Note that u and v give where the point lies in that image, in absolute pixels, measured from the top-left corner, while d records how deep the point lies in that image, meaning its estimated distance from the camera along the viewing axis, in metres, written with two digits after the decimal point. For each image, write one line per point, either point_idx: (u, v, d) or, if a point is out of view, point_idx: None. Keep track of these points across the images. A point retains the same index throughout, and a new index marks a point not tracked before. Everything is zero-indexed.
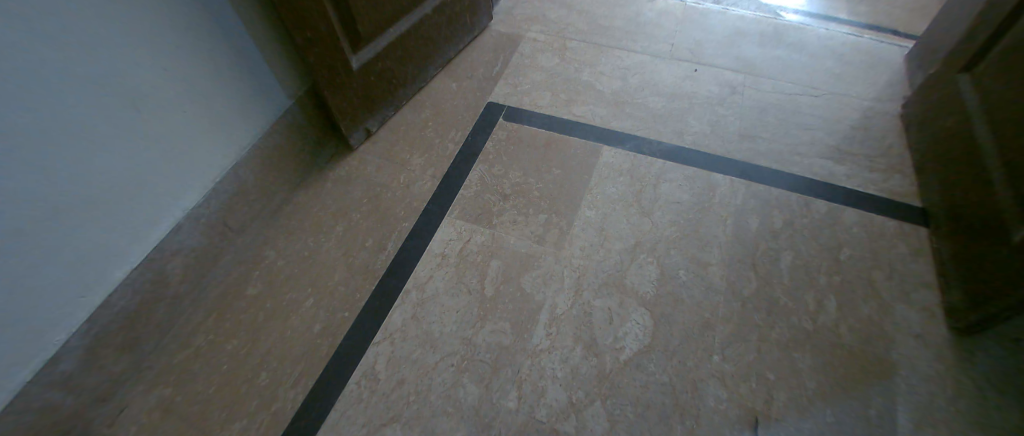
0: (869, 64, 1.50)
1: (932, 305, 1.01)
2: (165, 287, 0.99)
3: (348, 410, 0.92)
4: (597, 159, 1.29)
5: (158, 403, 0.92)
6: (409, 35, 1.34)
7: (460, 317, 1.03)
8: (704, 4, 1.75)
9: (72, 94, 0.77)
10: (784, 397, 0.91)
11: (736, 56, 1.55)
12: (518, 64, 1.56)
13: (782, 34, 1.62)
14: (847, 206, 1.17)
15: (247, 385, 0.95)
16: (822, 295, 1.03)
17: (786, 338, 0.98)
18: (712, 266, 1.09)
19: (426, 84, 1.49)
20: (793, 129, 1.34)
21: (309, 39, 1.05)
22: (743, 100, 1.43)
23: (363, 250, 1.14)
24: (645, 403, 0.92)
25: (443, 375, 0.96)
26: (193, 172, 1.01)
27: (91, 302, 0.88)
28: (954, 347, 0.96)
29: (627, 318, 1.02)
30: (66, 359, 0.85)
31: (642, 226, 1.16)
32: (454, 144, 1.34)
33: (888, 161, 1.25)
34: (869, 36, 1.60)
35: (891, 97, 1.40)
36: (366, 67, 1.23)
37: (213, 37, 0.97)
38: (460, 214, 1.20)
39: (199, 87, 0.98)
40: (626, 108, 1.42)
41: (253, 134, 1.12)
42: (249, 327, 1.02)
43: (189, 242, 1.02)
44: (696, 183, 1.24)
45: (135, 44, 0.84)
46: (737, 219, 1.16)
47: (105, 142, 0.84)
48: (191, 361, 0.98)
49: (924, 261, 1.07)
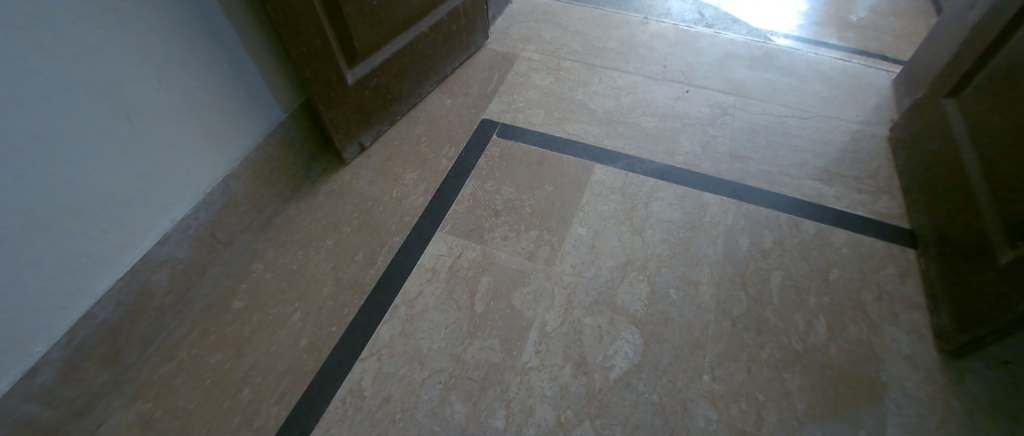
0: (857, 88, 1.53)
1: (921, 327, 1.01)
2: (150, 299, 0.98)
3: (332, 428, 0.90)
4: (590, 177, 1.30)
5: (137, 418, 0.90)
6: (405, 52, 1.35)
7: (449, 333, 1.02)
8: (696, 28, 1.78)
9: (68, 103, 0.78)
10: (774, 418, 0.90)
11: (726, 78, 1.58)
12: (512, 82, 1.58)
13: (772, 58, 1.65)
14: (836, 227, 1.18)
15: (229, 401, 0.93)
16: (812, 315, 1.03)
17: (776, 358, 0.98)
18: (702, 284, 1.09)
19: (421, 100, 1.50)
20: (783, 151, 1.36)
21: (306, 54, 1.06)
22: (733, 121, 1.45)
23: (353, 264, 1.13)
24: (634, 423, 0.91)
25: (430, 392, 0.94)
26: (185, 183, 1.01)
27: (74, 312, 0.87)
28: (945, 370, 0.95)
29: (618, 336, 1.01)
30: (45, 371, 0.83)
31: (633, 244, 1.16)
32: (448, 159, 1.35)
33: (876, 183, 1.27)
34: (856, 60, 1.63)
35: (879, 120, 1.43)
36: (362, 82, 1.24)
37: (209, 49, 0.98)
38: (451, 230, 1.19)
39: (194, 99, 0.99)
40: (618, 127, 1.43)
41: (247, 147, 1.13)
42: (234, 340, 1.00)
43: (177, 253, 1.02)
44: (687, 202, 1.24)
45: (132, 56, 0.86)
46: (728, 238, 1.17)
47: (98, 151, 0.84)
48: (174, 375, 0.96)
49: (912, 283, 1.08)
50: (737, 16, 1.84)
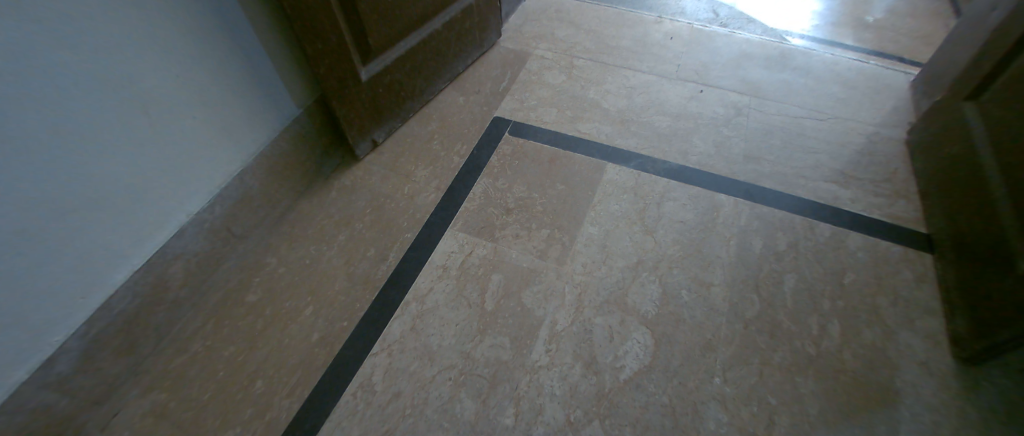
0: (875, 89, 1.51)
1: (937, 333, 0.99)
2: (165, 291, 1.00)
3: (342, 422, 0.91)
4: (602, 176, 1.30)
5: (152, 409, 0.92)
6: (419, 49, 1.36)
7: (459, 330, 1.02)
8: (711, 27, 1.76)
9: (86, 98, 0.80)
10: (785, 422, 0.90)
11: (741, 78, 1.57)
12: (525, 80, 1.57)
13: (788, 58, 1.63)
14: (851, 230, 1.16)
15: (242, 392, 0.94)
16: (825, 320, 1.02)
17: (788, 362, 0.97)
18: (714, 286, 1.08)
19: (434, 97, 1.50)
20: (798, 152, 1.35)
21: (320, 51, 1.07)
22: (747, 121, 1.43)
23: (364, 259, 1.14)
24: (644, 424, 0.90)
25: (440, 389, 0.95)
26: (200, 178, 1.02)
27: (91, 303, 0.88)
28: (961, 377, 0.94)
29: (628, 337, 1.01)
30: (63, 360, 0.85)
31: (644, 244, 1.16)
32: (459, 156, 1.35)
33: (893, 187, 1.25)
34: (874, 61, 1.61)
35: (897, 122, 1.40)
36: (376, 79, 1.25)
37: (225, 44, 0.99)
38: (462, 227, 1.20)
39: (210, 93, 1.00)
40: (631, 127, 1.43)
41: (261, 142, 1.14)
42: (247, 334, 1.02)
43: (193, 246, 1.03)
44: (700, 203, 1.23)
45: (150, 52, 0.87)
46: (741, 240, 1.16)
47: (114, 145, 0.86)
48: (188, 366, 0.97)
49: (929, 288, 1.06)
50: (752, 16, 1.82)
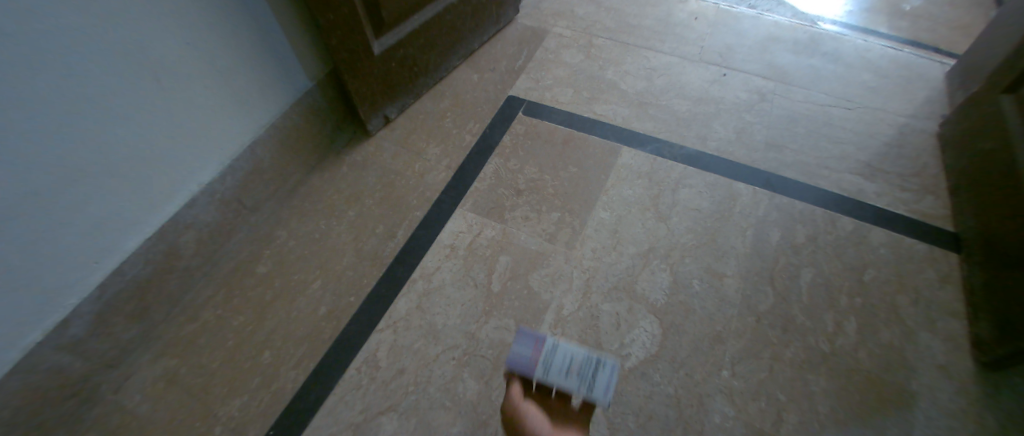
0: (908, 78, 1.43)
1: (957, 336, 0.96)
2: (177, 260, 1.00)
3: (346, 396, 0.92)
4: (616, 160, 1.26)
5: (163, 374, 0.93)
6: (434, 23, 1.32)
7: (465, 310, 1.02)
8: (738, 8, 1.69)
9: (96, 64, 0.78)
10: (793, 419, 0.88)
11: (767, 62, 1.50)
12: (541, 59, 1.53)
13: (817, 43, 1.56)
14: (876, 225, 1.12)
15: (250, 362, 0.95)
16: (842, 316, 0.99)
17: (800, 358, 0.94)
18: (727, 277, 1.05)
19: (447, 74, 1.47)
20: (823, 141, 1.29)
21: (333, 22, 1.04)
22: (771, 107, 1.38)
23: (373, 236, 1.13)
24: (647, 413, 0.89)
25: (443, 367, 0.95)
26: (210, 148, 1.02)
27: (104, 267, 0.89)
28: (981, 382, 0.90)
29: (636, 325, 0.99)
30: (77, 324, 0.87)
31: (657, 232, 1.13)
32: (471, 135, 1.32)
33: (922, 181, 1.19)
34: (909, 49, 1.53)
35: (929, 115, 1.34)
36: (389, 53, 1.22)
37: (237, 12, 0.96)
38: (472, 207, 1.18)
39: (221, 62, 0.98)
40: (649, 110, 1.38)
41: (272, 114, 1.13)
42: (256, 305, 1.02)
43: (204, 216, 1.04)
44: (716, 191, 1.20)
45: (161, 18, 0.85)
46: (758, 231, 1.12)
47: (125, 113, 0.85)
48: (197, 334, 0.98)
49: (952, 288, 1.02)
50: None
